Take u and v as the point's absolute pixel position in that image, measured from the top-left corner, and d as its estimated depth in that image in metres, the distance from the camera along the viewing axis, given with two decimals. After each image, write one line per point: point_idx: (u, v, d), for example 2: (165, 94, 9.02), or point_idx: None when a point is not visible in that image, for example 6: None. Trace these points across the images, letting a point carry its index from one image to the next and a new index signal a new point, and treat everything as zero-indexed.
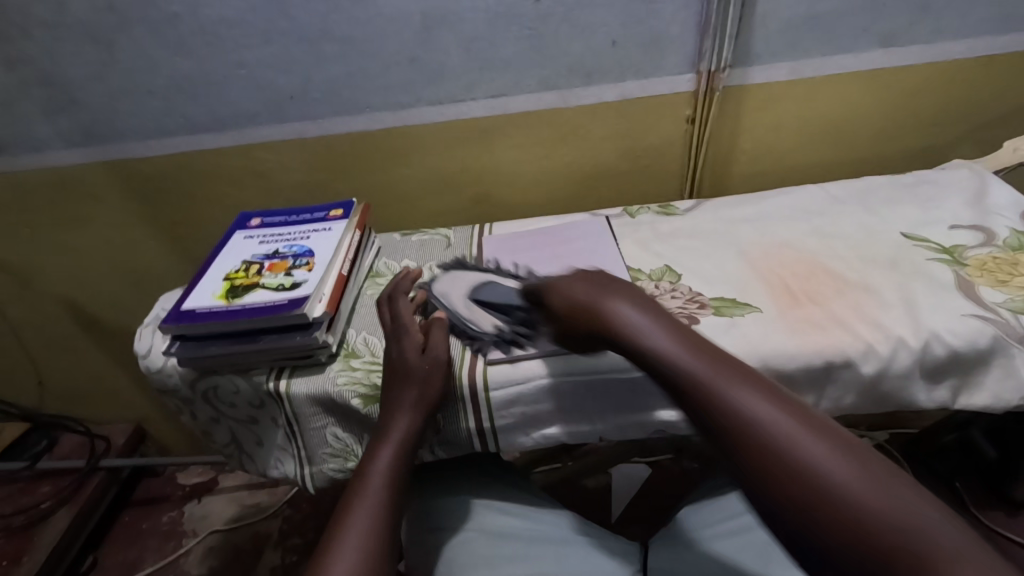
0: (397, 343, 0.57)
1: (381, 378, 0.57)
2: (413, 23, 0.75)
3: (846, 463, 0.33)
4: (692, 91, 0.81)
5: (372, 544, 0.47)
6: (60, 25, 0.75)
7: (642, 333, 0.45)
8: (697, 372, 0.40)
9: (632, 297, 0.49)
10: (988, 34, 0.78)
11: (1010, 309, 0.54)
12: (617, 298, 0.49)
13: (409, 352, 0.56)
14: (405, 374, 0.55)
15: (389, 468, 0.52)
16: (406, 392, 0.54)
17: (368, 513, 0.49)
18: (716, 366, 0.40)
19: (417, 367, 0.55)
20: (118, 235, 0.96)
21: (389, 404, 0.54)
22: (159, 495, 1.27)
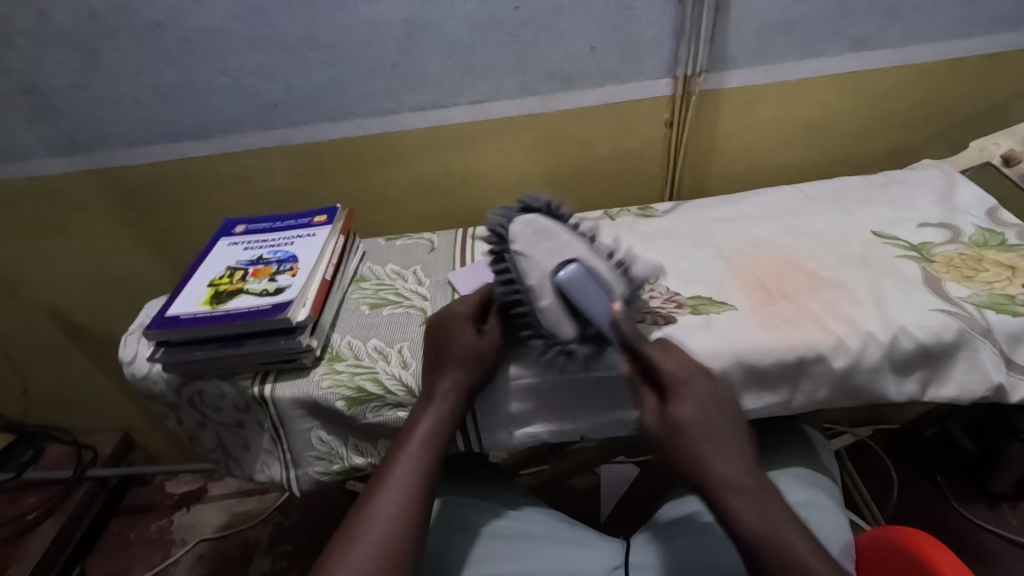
0: (453, 325, 0.57)
1: (429, 354, 0.57)
2: (395, 30, 0.76)
3: None
4: (670, 95, 0.82)
5: (403, 518, 0.48)
6: (41, 34, 0.75)
7: (733, 493, 0.44)
8: (735, 495, 0.44)
9: (728, 437, 0.47)
10: (955, 38, 0.81)
11: (974, 303, 0.56)
12: (706, 421, 0.47)
13: (465, 334, 0.56)
14: (461, 358, 0.55)
15: (429, 440, 0.52)
16: (459, 374, 0.55)
17: (394, 502, 0.49)
18: (754, 492, 0.45)
19: (476, 352, 0.55)
20: (103, 243, 0.96)
21: (435, 381, 0.55)
22: (147, 504, 1.26)
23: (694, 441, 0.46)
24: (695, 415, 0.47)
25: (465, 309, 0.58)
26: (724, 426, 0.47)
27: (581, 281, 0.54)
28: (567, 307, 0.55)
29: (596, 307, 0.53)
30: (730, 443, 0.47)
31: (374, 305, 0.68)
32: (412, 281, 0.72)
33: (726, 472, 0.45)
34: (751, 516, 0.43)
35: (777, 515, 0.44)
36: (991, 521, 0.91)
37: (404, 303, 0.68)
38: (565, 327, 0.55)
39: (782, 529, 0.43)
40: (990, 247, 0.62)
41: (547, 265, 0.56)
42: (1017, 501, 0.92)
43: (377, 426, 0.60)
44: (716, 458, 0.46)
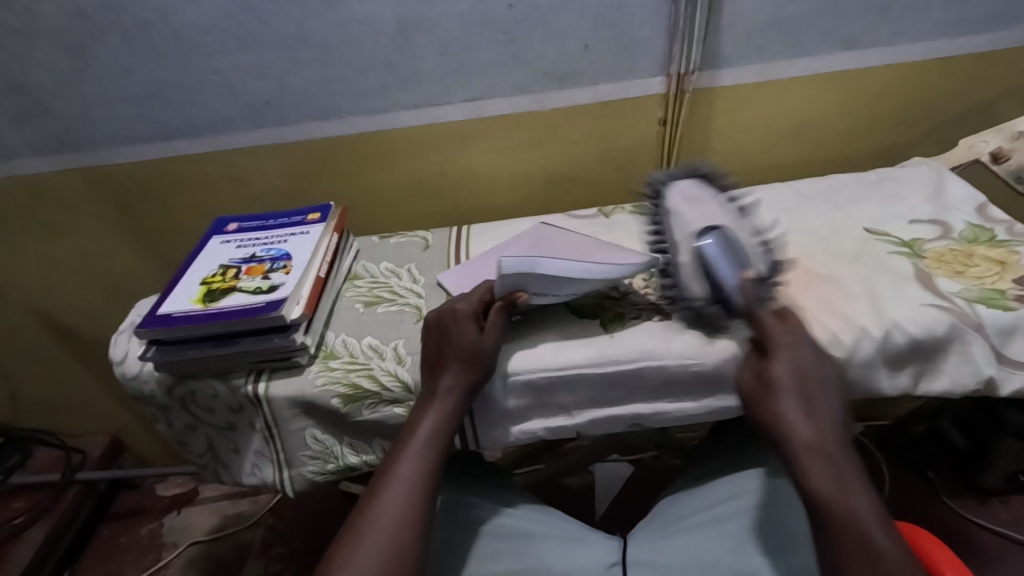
0: (452, 322, 0.56)
1: (429, 351, 0.56)
2: (388, 28, 0.76)
3: None
4: (664, 94, 0.83)
5: (404, 516, 0.48)
6: (29, 31, 0.74)
7: (813, 458, 0.45)
8: (816, 460, 0.45)
9: (817, 397, 0.48)
10: (943, 38, 0.82)
11: (966, 297, 0.57)
12: (803, 386, 0.48)
13: (464, 331, 0.55)
14: (460, 355, 0.54)
15: (431, 439, 0.52)
16: (459, 371, 0.54)
17: (399, 499, 0.49)
18: (833, 457, 0.46)
19: (474, 348, 0.54)
20: (92, 243, 0.95)
21: (436, 378, 0.55)
22: (137, 507, 1.25)
23: (780, 397, 0.48)
24: (790, 373, 0.48)
25: (465, 305, 0.57)
26: (815, 388, 0.48)
27: (724, 241, 0.57)
28: (703, 265, 0.57)
29: (725, 270, 0.55)
30: (815, 403, 0.48)
31: (368, 303, 0.68)
32: (406, 279, 0.72)
33: (807, 433, 0.46)
34: (820, 474, 0.45)
35: (847, 478, 0.45)
36: (978, 514, 0.93)
37: (398, 301, 0.68)
38: (696, 287, 0.58)
39: (842, 492, 0.44)
40: (980, 243, 0.63)
41: (696, 225, 0.60)
42: (1006, 496, 0.94)
43: (372, 424, 0.59)
44: (799, 415, 0.47)
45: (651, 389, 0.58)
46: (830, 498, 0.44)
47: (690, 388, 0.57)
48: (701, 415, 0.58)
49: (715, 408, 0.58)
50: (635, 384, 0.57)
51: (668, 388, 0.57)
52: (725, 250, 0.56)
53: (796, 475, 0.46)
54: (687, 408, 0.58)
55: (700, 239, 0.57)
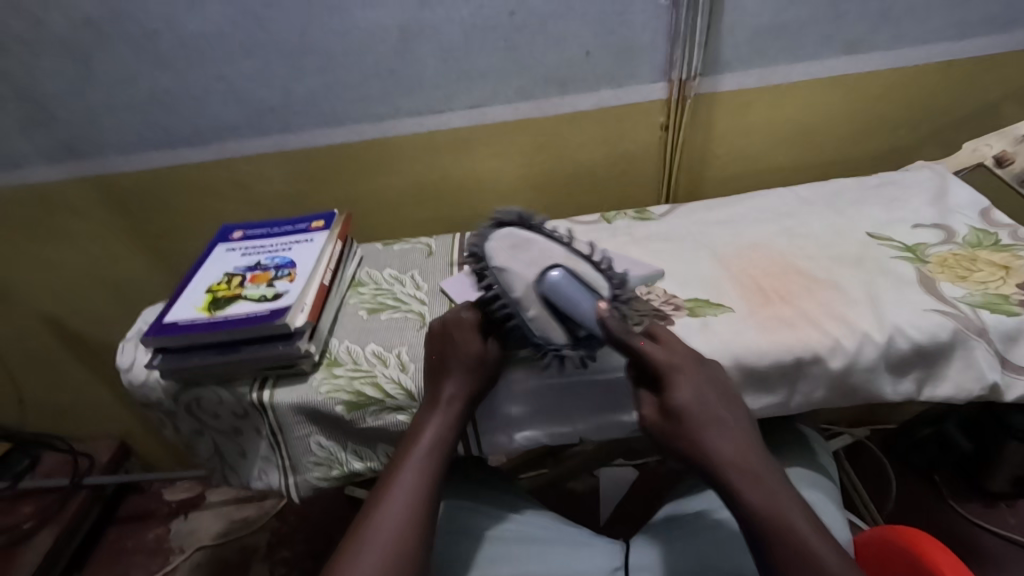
0: (457, 330, 0.56)
1: (433, 358, 0.56)
2: (390, 35, 0.76)
3: None
4: (665, 99, 0.83)
5: (409, 521, 0.48)
6: (38, 42, 0.75)
7: (739, 474, 0.46)
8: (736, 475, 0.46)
9: (727, 419, 0.49)
10: (946, 41, 0.82)
11: (970, 303, 0.56)
12: (709, 405, 0.49)
13: (471, 339, 0.55)
14: (466, 362, 0.54)
15: (435, 445, 0.53)
16: (464, 378, 0.54)
17: (404, 502, 0.49)
18: (753, 472, 0.46)
19: (480, 356, 0.55)
20: (99, 250, 0.96)
21: (441, 385, 0.55)
22: (144, 512, 1.25)
23: (695, 423, 0.48)
24: (690, 401, 0.49)
25: (471, 315, 0.57)
26: (724, 411, 0.49)
27: (565, 287, 0.52)
28: (554, 313, 0.53)
29: (581, 310, 0.51)
30: (728, 424, 0.49)
31: (372, 309, 0.68)
32: (410, 285, 0.72)
33: (725, 451, 0.47)
34: (756, 493, 0.46)
35: (779, 493, 0.46)
36: (994, 523, 0.91)
37: (402, 307, 0.68)
38: (556, 333, 0.54)
39: (780, 507, 0.45)
40: (983, 248, 0.63)
41: (526, 274, 0.53)
42: (1016, 500, 0.93)
43: (376, 431, 0.60)
44: (719, 438, 0.48)
45: None
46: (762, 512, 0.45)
47: None
48: None
49: None
50: (640, 389, 0.57)
51: None
52: (562, 299, 0.52)
53: (731, 498, 0.47)
54: None
55: (539, 286, 0.52)
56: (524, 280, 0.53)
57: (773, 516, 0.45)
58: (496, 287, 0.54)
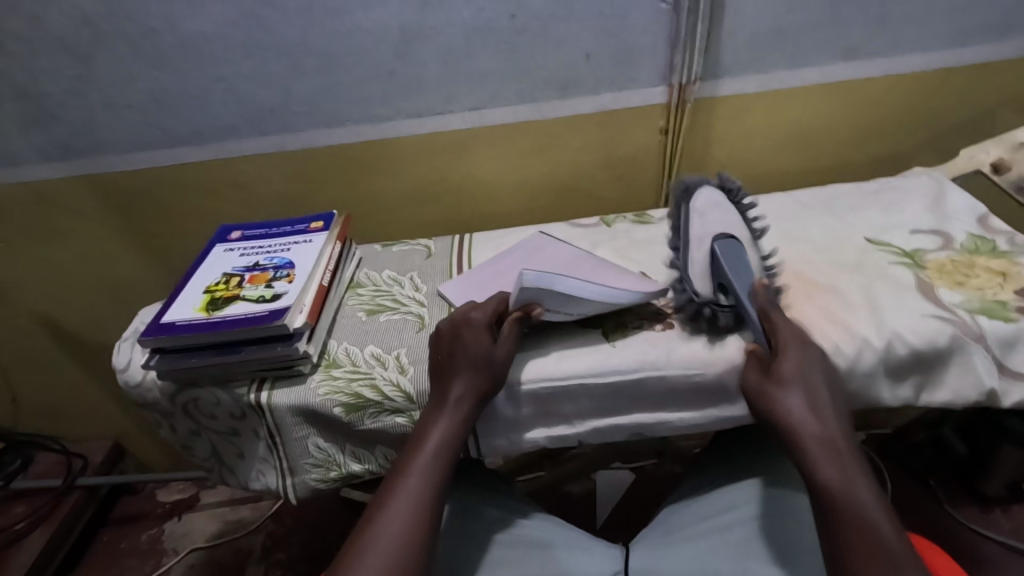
0: (465, 330, 0.56)
1: (440, 358, 0.56)
2: (392, 37, 0.76)
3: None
4: (665, 103, 0.83)
5: (413, 526, 0.48)
6: (36, 40, 0.75)
7: (821, 449, 0.47)
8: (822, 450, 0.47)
9: (822, 395, 0.50)
10: (944, 48, 0.82)
11: (967, 308, 0.57)
12: (811, 383, 0.50)
13: (478, 339, 0.55)
14: (472, 363, 0.54)
15: (439, 450, 0.52)
16: (469, 380, 0.54)
17: (409, 505, 0.49)
18: (835, 449, 0.47)
19: (487, 357, 0.55)
20: (95, 249, 0.95)
21: (447, 386, 0.54)
22: (137, 513, 1.25)
23: (787, 392, 0.49)
24: (797, 372, 0.50)
25: (483, 316, 0.57)
26: (821, 387, 0.50)
27: (737, 252, 0.57)
28: (716, 267, 0.58)
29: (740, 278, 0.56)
30: (820, 400, 0.49)
31: (371, 311, 0.68)
32: (409, 287, 0.72)
33: (815, 426, 0.48)
34: (830, 469, 0.46)
35: (852, 471, 0.47)
36: (990, 528, 0.91)
37: (401, 309, 0.68)
38: (701, 285, 0.59)
39: (850, 485, 0.46)
40: (981, 254, 0.63)
41: (716, 230, 0.60)
42: (1011, 505, 0.92)
43: (374, 433, 0.59)
44: (805, 410, 0.49)
45: (653, 399, 0.58)
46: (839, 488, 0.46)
47: (690, 397, 0.57)
48: (702, 424, 0.58)
49: (717, 418, 0.58)
50: (637, 393, 0.57)
51: (669, 396, 0.58)
52: (729, 261, 0.57)
53: (806, 471, 0.47)
54: (689, 418, 0.58)
55: (718, 242, 0.58)
56: (704, 233, 0.60)
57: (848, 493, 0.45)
58: (683, 243, 0.62)
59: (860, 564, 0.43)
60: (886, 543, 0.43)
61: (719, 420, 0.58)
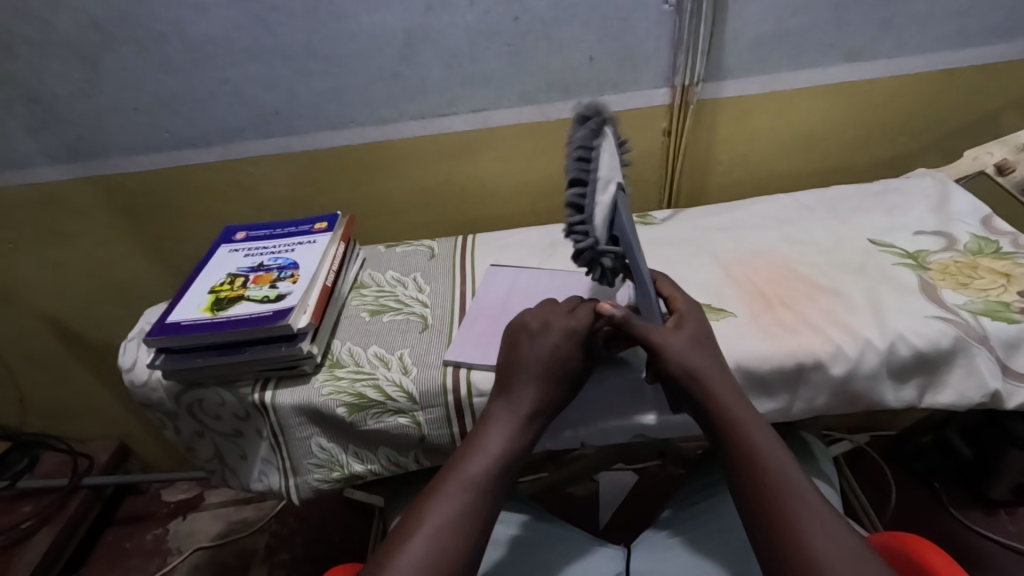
0: (556, 338, 0.53)
1: (516, 357, 0.54)
2: (396, 40, 0.77)
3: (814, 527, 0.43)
4: (667, 105, 0.83)
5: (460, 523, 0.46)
6: (44, 43, 0.76)
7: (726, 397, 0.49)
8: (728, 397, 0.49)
9: (712, 348, 0.52)
10: (948, 50, 0.82)
11: (971, 310, 0.56)
12: (705, 339, 0.52)
13: (569, 349, 0.53)
14: (553, 372, 0.52)
15: (501, 451, 0.50)
16: (544, 388, 0.52)
17: (463, 505, 0.47)
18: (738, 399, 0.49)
19: (572, 369, 0.53)
20: (102, 250, 0.96)
21: (519, 389, 0.52)
22: (142, 513, 1.25)
23: (693, 350, 0.51)
24: (697, 330, 0.52)
25: (579, 324, 0.53)
26: (709, 343, 0.52)
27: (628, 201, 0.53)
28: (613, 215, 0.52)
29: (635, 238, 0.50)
30: (711, 353, 0.51)
31: (374, 312, 0.69)
32: (412, 288, 0.72)
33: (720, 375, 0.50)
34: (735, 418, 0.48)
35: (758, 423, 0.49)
36: (991, 528, 0.92)
37: (404, 310, 0.69)
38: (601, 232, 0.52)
39: (751, 431, 0.47)
40: (984, 255, 0.63)
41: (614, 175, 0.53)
42: (1015, 509, 0.93)
43: (377, 433, 0.60)
44: (710, 364, 0.50)
45: (656, 400, 0.58)
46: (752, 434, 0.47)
47: None
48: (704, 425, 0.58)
49: None
50: (640, 394, 0.58)
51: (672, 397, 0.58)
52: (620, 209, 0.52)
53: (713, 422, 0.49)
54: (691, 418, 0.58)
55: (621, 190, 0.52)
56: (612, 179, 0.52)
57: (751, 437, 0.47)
58: (596, 174, 0.50)
59: (766, 510, 0.45)
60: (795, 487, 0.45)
61: None
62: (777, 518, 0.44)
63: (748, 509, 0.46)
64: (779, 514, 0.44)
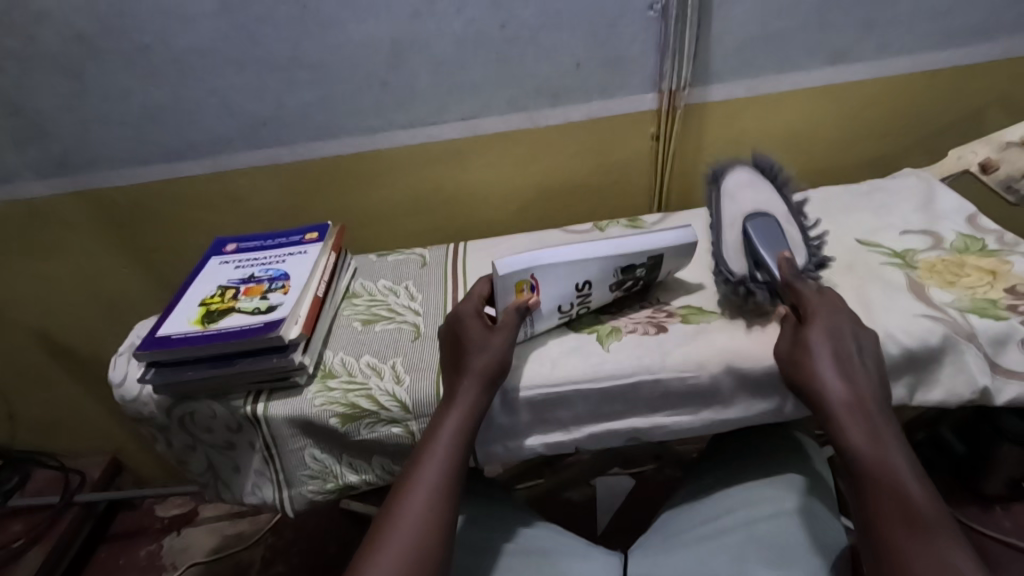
0: (463, 322, 0.58)
1: (449, 355, 0.58)
2: (384, 49, 0.77)
3: (907, 484, 0.44)
4: (656, 110, 0.84)
5: (426, 519, 0.48)
6: (31, 58, 0.75)
7: (821, 362, 0.50)
8: (817, 361, 0.50)
9: (855, 360, 0.50)
10: (930, 51, 0.83)
11: (958, 308, 0.57)
12: (812, 313, 0.53)
13: (475, 331, 0.56)
14: (477, 351, 0.55)
15: (451, 444, 0.52)
16: (478, 367, 0.54)
17: (420, 503, 0.49)
18: (836, 358, 0.50)
19: (489, 344, 0.55)
20: (91, 264, 0.95)
21: (456, 381, 0.55)
22: (136, 529, 1.24)
23: (817, 353, 0.50)
24: (819, 324, 0.52)
25: (467, 308, 0.59)
26: (853, 352, 0.51)
27: (765, 228, 0.61)
28: (749, 246, 0.61)
29: (768, 251, 0.60)
30: (853, 368, 0.50)
31: (366, 321, 0.68)
32: (404, 296, 0.72)
33: (814, 339, 0.51)
34: (859, 437, 0.47)
35: (845, 387, 0.49)
36: (989, 526, 0.92)
37: (396, 319, 0.68)
38: (737, 265, 0.62)
39: (836, 402, 0.48)
40: (971, 253, 0.64)
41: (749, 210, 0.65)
42: (1010, 505, 0.94)
43: (369, 443, 0.59)
44: (834, 378, 0.49)
45: (648, 403, 0.58)
46: (826, 392, 0.49)
47: (682, 402, 0.57)
48: (697, 427, 0.58)
49: (712, 421, 0.58)
50: (631, 399, 0.58)
51: (665, 400, 0.58)
52: (764, 232, 0.61)
53: (836, 440, 0.48)
54: (684, 422, 0.58)
55: (749, 224, 0.62)
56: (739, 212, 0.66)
57: (829, 406, 0.48)
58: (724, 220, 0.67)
59: (891, 512, 0.43)
60: (927, 517, 0.42)
61: (716, 424, 0.58)
62: (889, 536, 0.42)
63: (849, 472, 0.47)
64: (868, 471, 0.46)
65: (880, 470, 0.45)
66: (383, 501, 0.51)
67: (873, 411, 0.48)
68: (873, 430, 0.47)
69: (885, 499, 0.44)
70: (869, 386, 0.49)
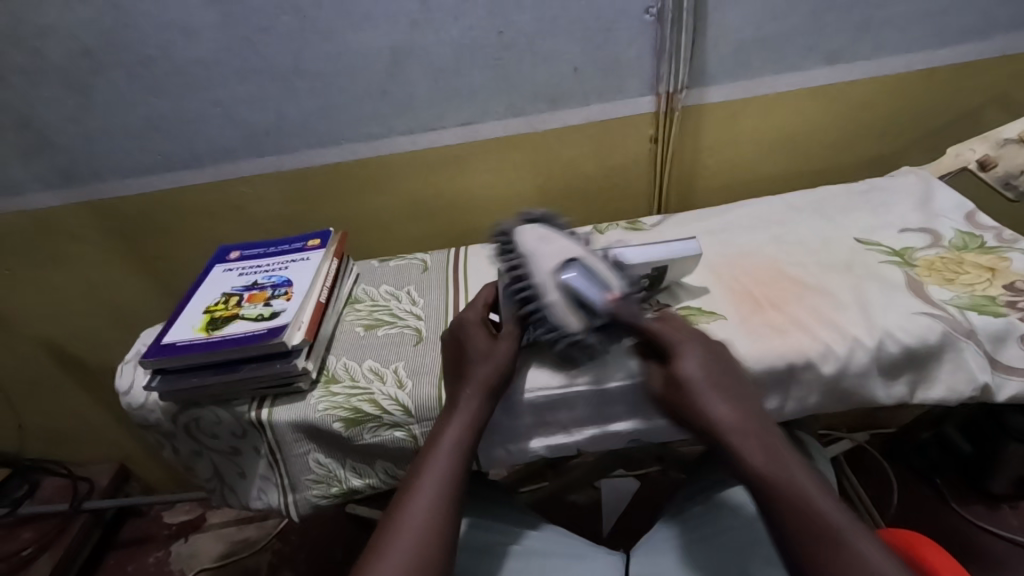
0: (467, 329, 0.58)
1: (452, 362, 0.58)
2: (383, 57, 0.78)
3: (816, 499, 0.43)
4: (653, 112, 0.84)
5: (429, 525, 0.48)
6: (35, 71, 0.77)
7: (701, 390, 0.49)
8: (699, 390, 0.49)
9: (730, 385, 0.50)
10: (927, 49, 0.83)
11: (957, 305, 0.57)
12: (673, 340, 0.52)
13: (480, 338, 0.57)
14: (481, 358, 0.56)
15: (454, 451, 0.52)
16: (482, 374, 0.55)
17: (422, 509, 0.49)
18: (707, 383, 0.49)
19: (493, 351, 0.56)
20: (97, 274, 0.96)
21: (460, 388, 0.55)
22: (144, 536, 1.25)
23: (694, 385, 0.49)
24: (687, 354, 0.51)
25: (472, 316, 0.60)
26: (725, 378, 0.50)
27: (582, 272, 0.53)
28: (571, 297, 0.53)
29: (593, 294, 0.52)
30: (729, 392, 0.49)
31: (369, 326, 0.69)
32: (406, 301, 0.73)
33: (690, 368, 0.50)
34: (758, 459, 0.45)
35: (732, 410, 0.48)
36: (994, 523, 0.92)
37: (398, 324, 0.69)
38: (570, 320, 0.54)
39: (729, 426, 0.47)
40: (970, 250, 0.64)
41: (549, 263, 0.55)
42: (1017, 502, 0.93)
43: (373, 447, 0.60)
44: (721, 406, 0.48)
45: (649, 404, 0.58)
46: (718, 420, 0.47)
47: None
48: None
49: None
50: (632, 400, 0.58)
51: (665, 401, 0.58)
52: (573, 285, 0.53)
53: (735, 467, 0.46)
54: (685, 422, 0.58)
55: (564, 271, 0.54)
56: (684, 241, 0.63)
57: (724, 433, 0.47)
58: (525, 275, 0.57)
59: (810, 536, 0.42)
60: (842, 528, 0.41)
61: None
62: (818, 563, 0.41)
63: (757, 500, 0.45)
64: (776, 495, 0.44)
65: (786, 490, 0.44)
66: (386, 507, 0.51)
67: (764, 432, 0.47)
68: (766, 450, 0.46)
69: (804, 521, 0.42)
70: (748, 406, 0.49)
